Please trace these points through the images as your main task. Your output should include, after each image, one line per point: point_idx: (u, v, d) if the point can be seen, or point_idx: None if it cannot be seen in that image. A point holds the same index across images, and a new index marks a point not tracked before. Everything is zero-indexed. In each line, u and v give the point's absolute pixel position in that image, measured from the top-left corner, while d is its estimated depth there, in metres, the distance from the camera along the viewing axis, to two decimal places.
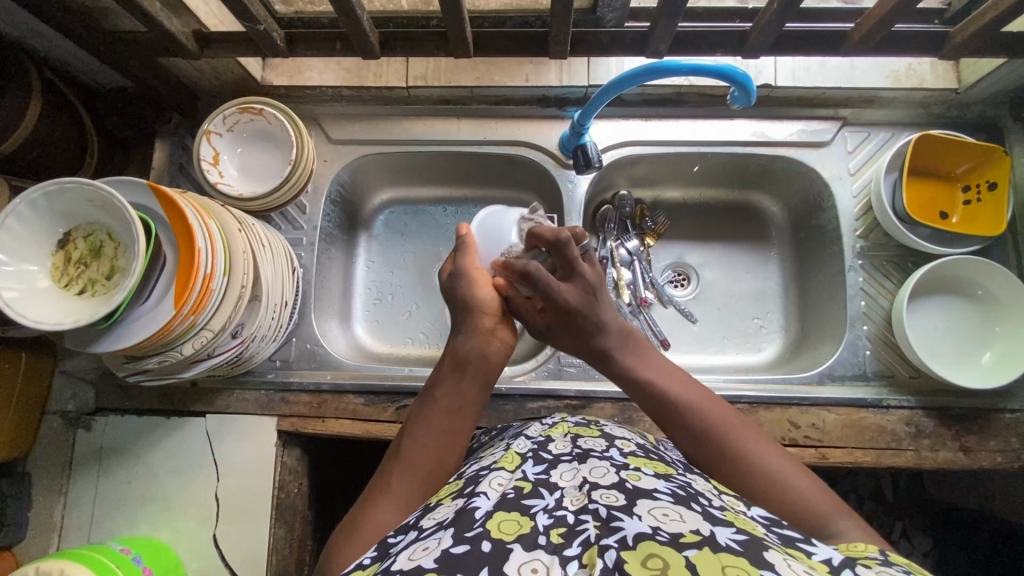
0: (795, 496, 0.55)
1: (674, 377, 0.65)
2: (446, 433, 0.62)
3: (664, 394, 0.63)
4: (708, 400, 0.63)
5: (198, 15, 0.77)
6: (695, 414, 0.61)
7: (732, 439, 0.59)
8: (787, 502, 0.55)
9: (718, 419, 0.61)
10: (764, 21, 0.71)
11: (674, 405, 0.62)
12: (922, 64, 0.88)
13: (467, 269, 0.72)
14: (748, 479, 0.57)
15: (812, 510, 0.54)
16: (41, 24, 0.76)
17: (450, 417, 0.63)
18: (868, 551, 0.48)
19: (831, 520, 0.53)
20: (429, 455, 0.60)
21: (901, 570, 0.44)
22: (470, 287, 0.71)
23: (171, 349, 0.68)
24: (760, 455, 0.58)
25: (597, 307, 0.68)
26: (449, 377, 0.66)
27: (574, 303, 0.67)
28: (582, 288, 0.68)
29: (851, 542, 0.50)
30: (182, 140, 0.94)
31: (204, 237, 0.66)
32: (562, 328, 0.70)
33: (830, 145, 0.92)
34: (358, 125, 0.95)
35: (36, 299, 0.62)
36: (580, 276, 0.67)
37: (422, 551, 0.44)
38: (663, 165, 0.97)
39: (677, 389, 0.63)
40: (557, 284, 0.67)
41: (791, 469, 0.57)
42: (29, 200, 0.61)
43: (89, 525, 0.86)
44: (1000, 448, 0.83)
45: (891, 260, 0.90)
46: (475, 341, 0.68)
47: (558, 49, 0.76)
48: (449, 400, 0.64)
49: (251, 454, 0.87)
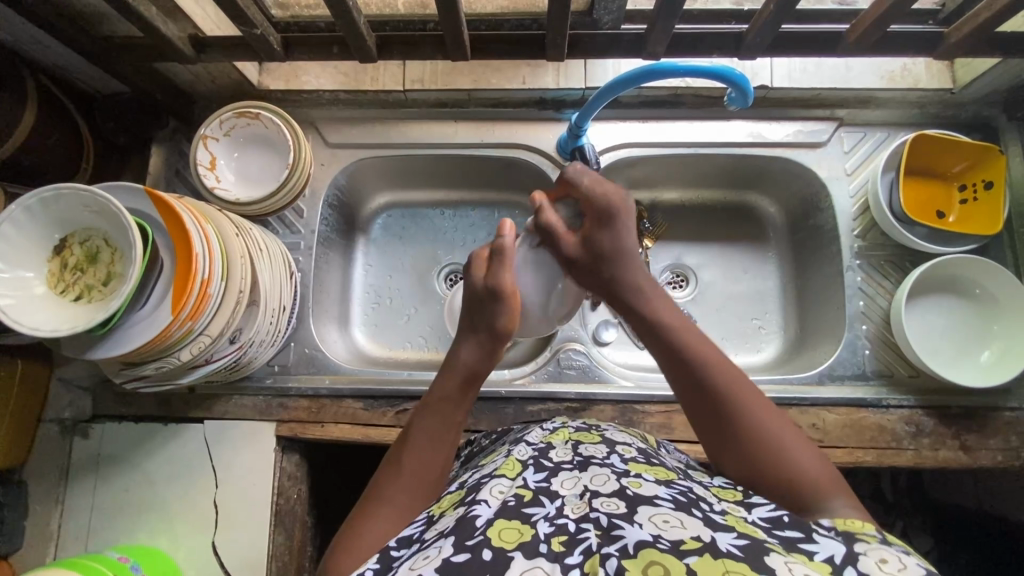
0: (791, 472, 0.54)
1: (695, 334, 0.62)
2: (439, 442, 0.62)
3: (681, 350, 0.61)
4: (726, 361, 0.61)
5: (193, 20, 0.76)
6: (708, 374, 0.59)
7: (738, 401, 0.58)
8: (782, 473, 0.55)
9: (732, 380, 0.59)
10: (761, 22, 0.71)
11: (687, 361, 0.61)
12: (917, 65, 0.89)
13: (505, 288, 0.66)
14: (747, 446, 0.56)
15: (807, 485, 0.54)
16: (37, 31, 0.76)
17: (447, 433, 0.62)
18: (864, 527, 0.47)
19: (824, 500, 0.52)
20: (426, 472, 0.60)
21: (901, 550, 0.44)
22: (502, 309, 0.66)
23: (169, 355, 0.67)
24: (766, 426, 0.57)
25: (624, 211, 0.67)
26: (450, 392, 0.64)
27: (613, 202, 0.66)
28: (614, 191, 0.68)
29: (847, 520, 0.49)
30: (179, 145, 0.94)
31: (202, 243, 0.65)
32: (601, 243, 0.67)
33: (827, 146, 0.92)
34: (355, 129, 0.95)
35: (32, 306, 0.61)
36: (606, 184, 0.68)
37: (423, 560, 0.44)
38: (661, 166, 0.97)
39: (696, 345, 0.61)
40: (585, 184, 0.67)
41: (795, 447, 0.56)
42: (24, 206, 0.61)
43: (86, 534, 0.86)
44: (1000, 446, 0.83)
45: (888, 259, 0.90)
46: (479, 357, 0.66)
47: (556, 52, 0.76)
48: (449, 416, 0.63)
49: (250, 461, 0.86)
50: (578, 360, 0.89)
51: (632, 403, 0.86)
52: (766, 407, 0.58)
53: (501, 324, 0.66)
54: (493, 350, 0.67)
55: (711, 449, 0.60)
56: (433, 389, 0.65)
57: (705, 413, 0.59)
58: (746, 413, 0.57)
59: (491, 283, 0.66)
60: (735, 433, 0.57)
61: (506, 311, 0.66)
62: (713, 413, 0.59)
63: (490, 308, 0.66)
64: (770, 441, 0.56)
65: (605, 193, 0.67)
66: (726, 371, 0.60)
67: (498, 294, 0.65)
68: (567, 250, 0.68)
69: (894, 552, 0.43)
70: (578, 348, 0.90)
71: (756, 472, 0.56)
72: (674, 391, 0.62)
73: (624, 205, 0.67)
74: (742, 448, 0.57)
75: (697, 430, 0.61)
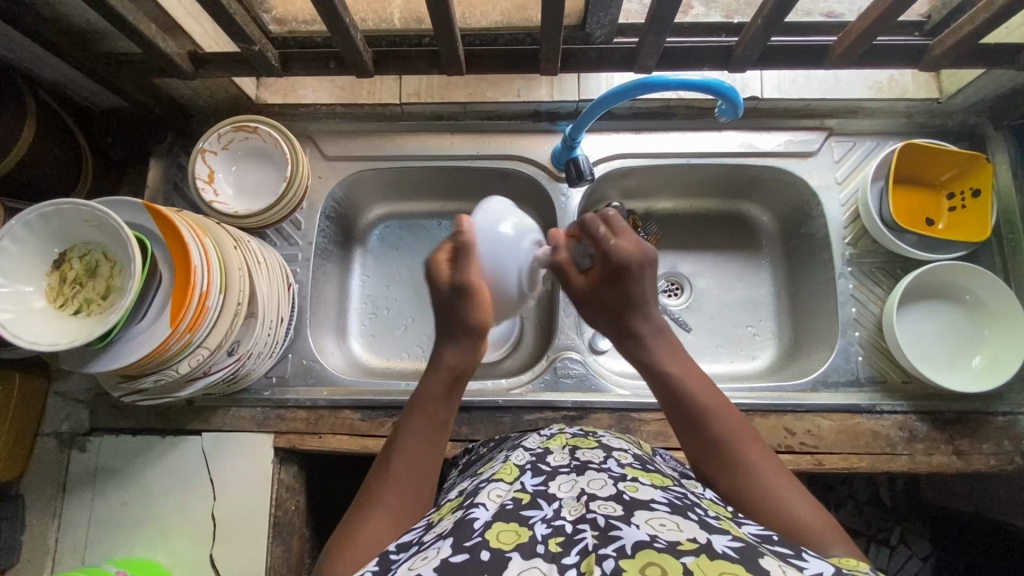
0: (787, 515, 0.55)
1: (698, 378, 0.66)
2: (428, 443, 0.63)
3: (681, 392, 0.65)
4: (729, 408, 0.64)
5: (193, 37, 0.78)
6: (707, 416, 0.63)
7: (736, 442, 0.61)
8: (779, 516, 0.55)
9: (733, 423, 0.62)
10: (749, 36, 0.72)
11: (687, 404, 0.64)
12: (904, 76, 0.91)
13: (473, 286, 0.64)
14: (741, 484, 0.58)
15: (803, 528, 0.54)
16: (37, 48, 0.77)
17: (436, 431, 0.64)
18: (858, 565, 0.48)
19: (822, 543, 0.53)
20: (414, 468, 0.61)
21: None
22: (474, 307, 0.65)
23: (168, 367, 0.67)
24: (763, 471, 0.59)
25: (639, 267, 0.66)
26: (436, 393, 0.65)
27: (628, 256, 0.66)
28: (632, 246, 0.67)
29: (843, 559, 0.50)
30: (176, 159, 0.95)
31: (201, 255, 0.66)
32: (609, 289, 0.68)
33: (817, 155, 0.94)
34: (352, 141, 0.96)
35: (29, 320, 0.62)
36: (627, 237, 0.67)
37: (422, 560, 0.44)
38: (655, 176, 0.98)
39: (699, 388, 0.65)
40: (602, 232, 0.67)
41: (793, 492, 0.57)
42: (25, 221, 0.62)
43: (83, 547, 0.86)
44: (993, 450, 0.84)
45: (880, 267, 0.91)
46: (462, 355, 0.66)
47: (548, 67, 0.78)
48: (436, 415, 0.64)
49: (248, 472, 0.86)
50: (574, 369, 0.90)
51: (629, 411, 0.87)
52: (764, 453, 0.60)
53: (475, 321, 0.66)
54: (474, 348, 0.67)
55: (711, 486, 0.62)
56: (422, 390, 0.66)
57: (704, 452, 0.62)
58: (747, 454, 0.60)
59: (459, 279, 0.65)
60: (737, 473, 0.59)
61: (478, 308, 0.65)
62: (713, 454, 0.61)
63: (462, 309, 0.65)
64: (768, 482, 0.58)
65: (623, 252, 0.66)
66: (725, 415, 0.63)
67: (468, 293, 0.65)
68: (577, 286, 0.70)
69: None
70: (574, 356, 0.91)
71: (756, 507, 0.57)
72: (678, 433, 0.65)
73: (637, 264, 0.66)
74: (739, 486, 0.59)
75: (699, 471, 0.63)
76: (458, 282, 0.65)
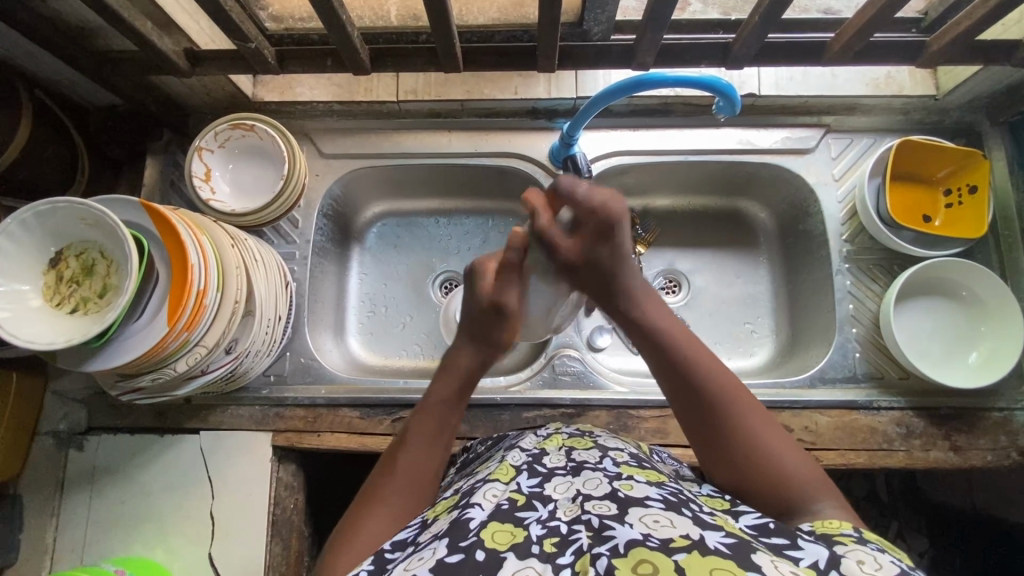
0: (781, 478, 0.56)
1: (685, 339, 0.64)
2: (434, 446, 0.63)
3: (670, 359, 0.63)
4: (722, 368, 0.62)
5: (188, 34, 0.78)
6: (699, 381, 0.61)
7: (731, 404, 0.60)
8: (773, 479, 0.56)
9: (722, 388, 0.61)
10: (747, 33, 0.72)
11: (678, 368, 0.62)
12: (901, 72, 0.91)
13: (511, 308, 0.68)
14: (734, 452, 0.58)
15: (796, 486, 0.56)
16: (33, 47, 0.76)
17: (444, 432, 0.64)
18: (841, 528, 0.49)
19: (815, 501, 0.54)
20: (418, 468, 0.61)
21: (878, 549, 0.45)
22: (504, 325, 0.69)
23: (165, 367, 0.67)
24: (755, 433, 0.59)
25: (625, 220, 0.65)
26: (446, 395, 0.66)
27: (611, 213, 0.63)
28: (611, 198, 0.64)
29: (826, 521, 0.51)
30: (173, 157, 0.95)
31: (197, 252, 0.66)
32: (594, 250, 0.65)
33: (814, 152, 0.94)
34: (350, 139, 0.96)
35: (26, 320, 0.61)
36: (602, 188, 0.64)
37: (418, 561, 0.45)
38: (653, 174, 0.98)
39: (682, 351, 0.63)
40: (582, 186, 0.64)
41: (787, 451, 0.58)
42: (20, 219, 0.62)
43: (81, 547, 0.86)
44: (989, 446, 0.84)
45: (877, 264, 0.91)
46: (474, 358, 0.68)
47: (546, 64, 0.78)
48: (445, 416, 0.65)
49: (247, 471, 0.86)
50: (572, 366, 0.90)
51: (628, 408, 0.87)
52: (757, 412, 0.60)
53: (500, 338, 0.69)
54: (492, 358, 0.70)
55: (699, 450, 0.62)
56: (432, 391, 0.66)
57: (694, 414, 0.61)
58: (738, 421, 0.59)
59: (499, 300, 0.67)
60: (723, 446, 0.59)
61: (507, 327, 0.69)
62: (702, 417, 0.60)
63: (494, 324, 0.68)
64: (762, 443, 0.58)
65: (608, 201, 0.63)
66: (718, 376, 0.61)
67: (504, 312, 0.68)
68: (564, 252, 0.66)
69: (871, 552, 0.45)
70: (572, 354, 0.91)
71: (746, 485, 0.58)
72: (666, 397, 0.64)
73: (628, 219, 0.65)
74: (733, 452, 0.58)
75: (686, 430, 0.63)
76: (497, 296, 0.67)
